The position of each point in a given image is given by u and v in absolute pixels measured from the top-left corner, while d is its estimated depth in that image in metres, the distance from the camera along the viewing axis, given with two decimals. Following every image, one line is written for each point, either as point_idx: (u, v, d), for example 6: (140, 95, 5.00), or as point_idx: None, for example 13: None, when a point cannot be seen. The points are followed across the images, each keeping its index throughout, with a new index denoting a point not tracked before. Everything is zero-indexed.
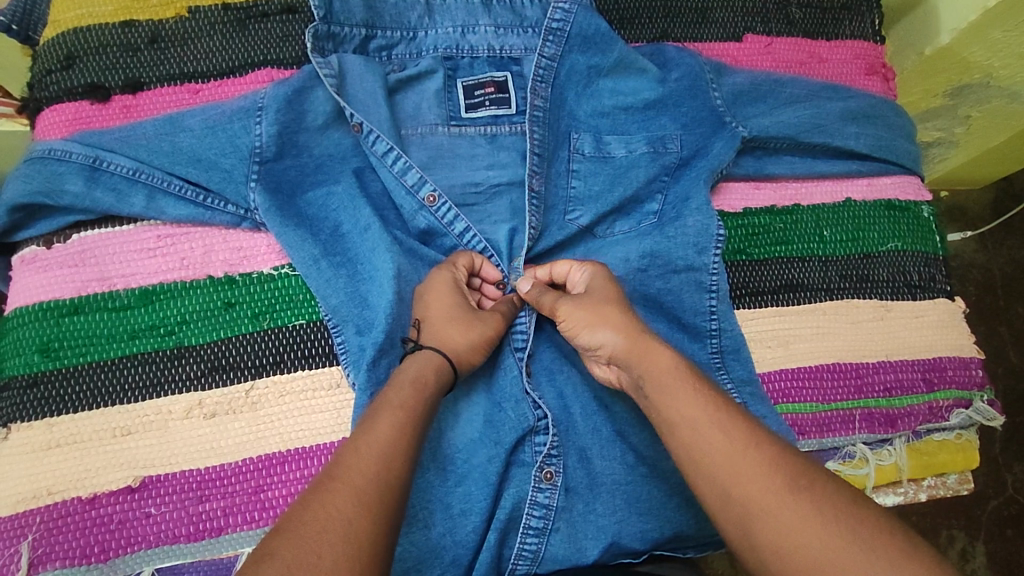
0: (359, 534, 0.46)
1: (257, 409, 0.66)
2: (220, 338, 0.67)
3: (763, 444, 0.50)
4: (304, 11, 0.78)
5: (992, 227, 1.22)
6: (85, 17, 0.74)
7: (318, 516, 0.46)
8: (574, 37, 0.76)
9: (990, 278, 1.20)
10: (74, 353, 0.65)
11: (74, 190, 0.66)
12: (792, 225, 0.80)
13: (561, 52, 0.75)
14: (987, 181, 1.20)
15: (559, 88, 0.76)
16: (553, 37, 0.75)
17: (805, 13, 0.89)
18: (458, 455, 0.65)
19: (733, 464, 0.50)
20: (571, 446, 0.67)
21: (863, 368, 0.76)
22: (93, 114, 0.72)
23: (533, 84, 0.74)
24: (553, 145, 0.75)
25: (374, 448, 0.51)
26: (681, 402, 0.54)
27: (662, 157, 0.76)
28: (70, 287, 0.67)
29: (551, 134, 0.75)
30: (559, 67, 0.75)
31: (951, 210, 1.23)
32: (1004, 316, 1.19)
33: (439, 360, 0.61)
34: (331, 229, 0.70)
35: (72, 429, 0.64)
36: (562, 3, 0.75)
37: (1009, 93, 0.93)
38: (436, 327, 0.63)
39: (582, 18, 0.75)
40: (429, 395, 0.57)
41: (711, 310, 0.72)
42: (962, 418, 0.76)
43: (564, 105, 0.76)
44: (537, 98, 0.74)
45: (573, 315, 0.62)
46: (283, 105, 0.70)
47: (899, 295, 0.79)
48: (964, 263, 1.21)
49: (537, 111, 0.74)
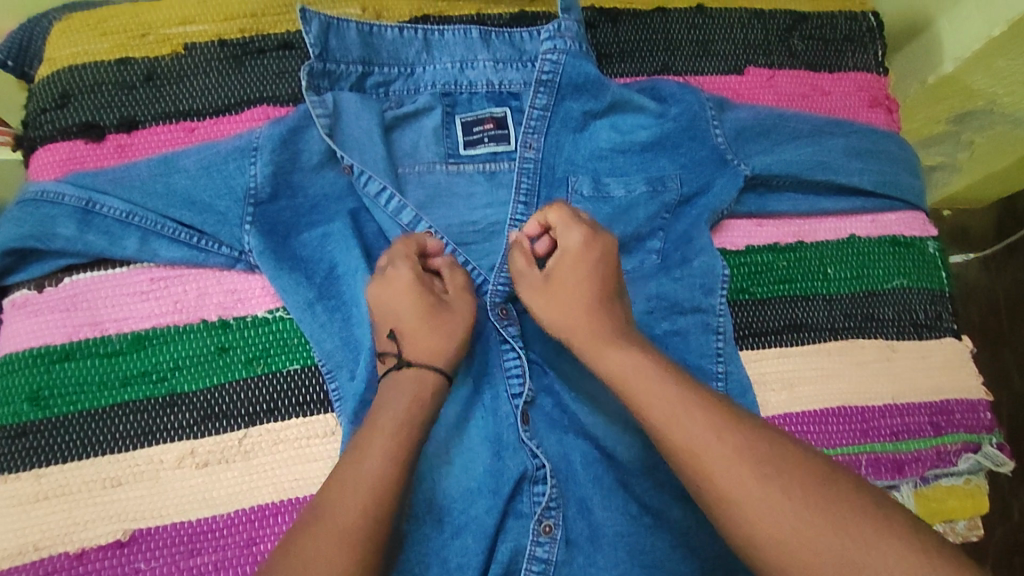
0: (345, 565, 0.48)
1: (250, 458, 0.65)
2: (214, 385, 0.66)
3: (761, 457, 0.49)
4: (300, 47, 0.77)
5: (996, 250, 1.19)
6: (80, 55, 0.74)
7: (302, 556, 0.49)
8: (565, 86, 0.75)
9: (994, 300, 1.18)
10: (63, 402, 0.64)
11: (66, 233, 0.65)
12: (796, 263, 0.78)
13: (555, 101, 0.75)
14: (990, 200, 1.18)
15: (553, 135, 0.75)
16: (544, 88, 0.74)
17: (808, 45, 0.88)
18: (454, 505, 0.64)
19: (739, 495, 0.48)
20: (571, 496, 0.65)
21: (868, 412, 0.74)
22: (86, 153, 0.71)
23: (526, 135, 0.74)
24: (546, 191, 0.74)
25: (358, 490, 0.52)
26: (699, 430, 0.51)
27: (657, 197, 0.75)
28: (61, 331, 0.66)
29: (543, 181, 0.74)
30: (552, 116, 0.75)
31: (954, 230, 1.21)
32: (1008, 338, 1.17)
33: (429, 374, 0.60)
34: (326, 270, 0.69)
35: (60, 481, 0.62)
36: (550, 51, 0.74)
37: (1014, 119, 0.91)
38: (417, 333, 0.61)
39: (571, 67, 0.74)
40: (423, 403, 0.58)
41: (718, 354, 0.71)
42: (972, 463, 0.74)
43: (558, 152, 0.75)
44: (528, 149, 0.74)
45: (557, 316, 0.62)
46: (278, 145, 0.69)
47: (905, 334, 0.78)
48: (967, 285, 1.20)
49: (528, 163, 0.74)
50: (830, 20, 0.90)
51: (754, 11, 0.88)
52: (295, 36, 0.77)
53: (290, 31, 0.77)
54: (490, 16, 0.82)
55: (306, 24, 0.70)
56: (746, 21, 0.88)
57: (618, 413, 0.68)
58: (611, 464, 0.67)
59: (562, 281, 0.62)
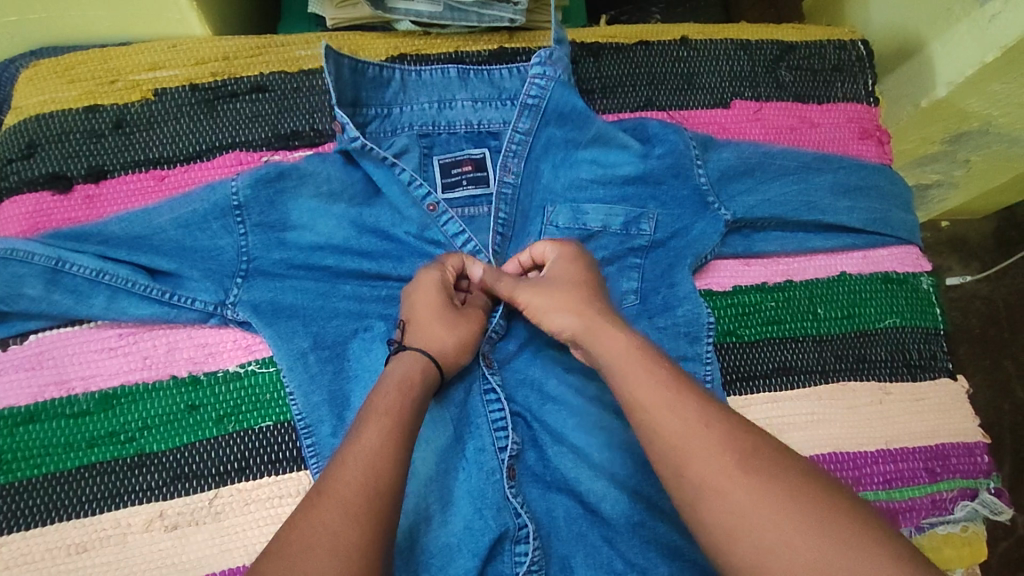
0: (345, 546, 0.45)
1: (221, 519, 0.62)
2: (185, 444, 0.64)
3: (744, 455, 0.46)
4: (274, 89, 0.75)
5: (995, 257, 1.15)
6: (48, 102, 0.73)
7: (278, 569, 0.43)
8: (550, 112, 0.73)
9: (993, 309, 1.13)
10: (29, 466, 0.63)
11: (32, 293, 0.63)
12: (785, 303, 0.76)
13: (538, 125, 0.73)
14: (989, 209, 1.14)
15: (533, 161, 0.73)
16: (528, 112, 0.73)
17: (796, 76, 0.86)
18: (433, 561, 0.61)
19: (759, 514, 0.44)
20: (553, 554, 0.63)
21: (860, 458, 0.72)
22: (55, 206, 0.70)
23: (505, 159, 0.72)
24: (522, 222, 0.73)
25: (351, 485, 0.48)
26: (713, 447, 0.47)
27: (627, 242, 0.73)
28: (26, 392, 0.64)
29: (521, 210, 0.73)
30: (534, 141, 0.73)
31: (953, 241, 1.17)
32: (1009, 349, 1.11)
33: (425, 364, 0.60)
34: (322, 321, 0.67)
35: (24, 549, 0.60)
36: (538, 77, 0.73)
37: (1010, 138, 0.89)
38: (424, 327, 0.63)
39: (559, 94, 0.73)
40: (415, 395, 0.57)
41: None
42: (968, 511, 0.72)
43: (538, 178, 0.74)
44: (507, 174, 0.72)
45: (535, 299, 0.62)
46: (265, 207, 0.67)
47: (898, 375, 0.76)
48: (966, 295, 1.14)
49: (506, 188, 0.72)
50: (818, 50, 0.88)
51: (740, 42, 0.87)
52: (268, 78, 0.76)
53: (263, 73, 0.76)
54: (469, 53, 0.81)
55: (326, 65, 0.69)
56: (731, 52, 0.86)
57: (602, 467, 0.65)
58: (595, 519, 0.64)
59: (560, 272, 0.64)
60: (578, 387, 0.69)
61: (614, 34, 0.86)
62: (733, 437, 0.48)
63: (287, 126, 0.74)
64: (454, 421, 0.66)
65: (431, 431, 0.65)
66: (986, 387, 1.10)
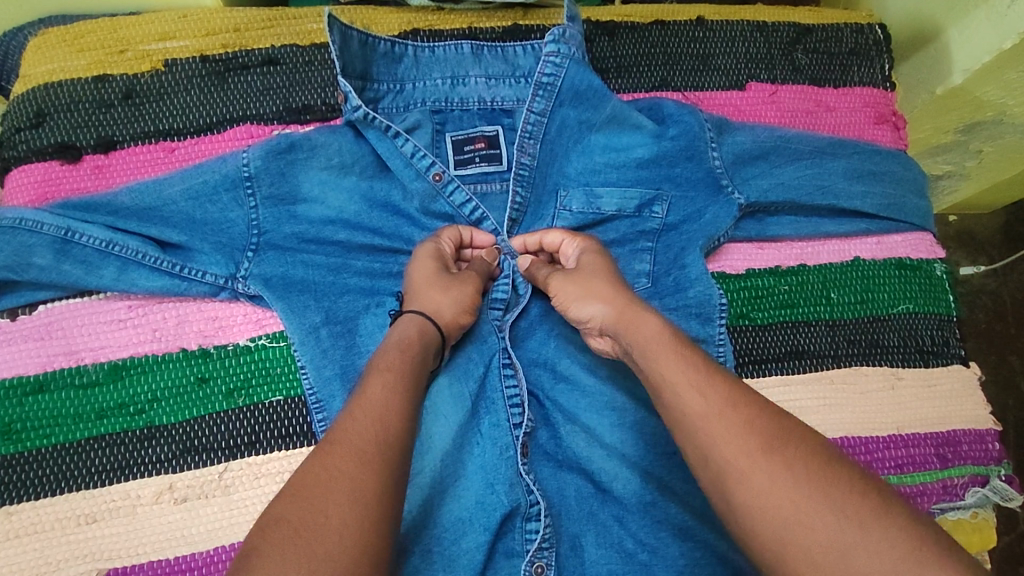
0: (366, 490, 0.45)
1: (231, 493, 0.62)
2: (193, 417, 0.64)
3: (759, 438, 0.46)
4: (285, 62, 0.74)
5: (1003, 251, 1.15)
6: (56, 71, 0.72)
7: (299, 509, 0.43)
8: (565, 91, 0.71)
9: (1000, 303, 1.13)
10: (38, 435, 0.62)
11: (42, 262, 0.62)
12: (797, 287, 0.76)
13: (552, 106, 0.71)
14: (998, 203, 1.13)
15: (549, 144, 0.72)
16: (542, 91, 0.71)
17: (812, 59, 0.86)
18: (445, 536, 0.61)
19: (774, 497, 0.43)
20: (563, 533, 0.63)
21: (872, 443, 0.71)
22: (63, 175, 0.69)
23: (521, 140, 0.71)
24: (537, 203, 0.73)
25: (364, 435, 0.48)
26: (728, 427, 0.47)
27: (639, 225, 0.73)
28: (35, 362, 0.64)
29: (536, 193, 0.73)
30: (549, 122, 0.72)
31: (961, 235, 1.16)
32: (1015, 345, 1.11)
33: (424, 322, 0.61)
34: (334, 296, 0.66)
35: (34, 519, 0.60)
36: (553, 54, 0.70)
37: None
38: (422, 293, 0.63)
39: (574, 73, 0.71)
40: (417, 348, 0.58)
41: None
42: (979, 497, 0.72)
43: (552, 162, 0.73)
44: (524, 155, 0.71)
45: (563, 288, 0.64)
46: (276, 178, 0.66)
47: (910, 361, 0.75)
48: (973, 289, 1.13)
49: (524, 168, 0.71)
50: (836, 33, 0.87)
51: (758, 24, 0.86)
52: (279, 51, 0.74)
53: (274, 45, 0.75)
54: (483, 30, 0.80)
55: (330, 33, 0.66)
56: (748, 34, 0.85)
57: (612, 447, 0.65)
58: (605, 498, 0.64)
59: (586, 263, 0.65)
60: (591, 367, 0.68)
61: (630, 13, 0.85)
62: (760, 420, 0.47)
63: (299, 100, 0.73)
64: (466, 397, 0.65)
65: (446, 406, 0.64)
66: (992, 380, 1.10)
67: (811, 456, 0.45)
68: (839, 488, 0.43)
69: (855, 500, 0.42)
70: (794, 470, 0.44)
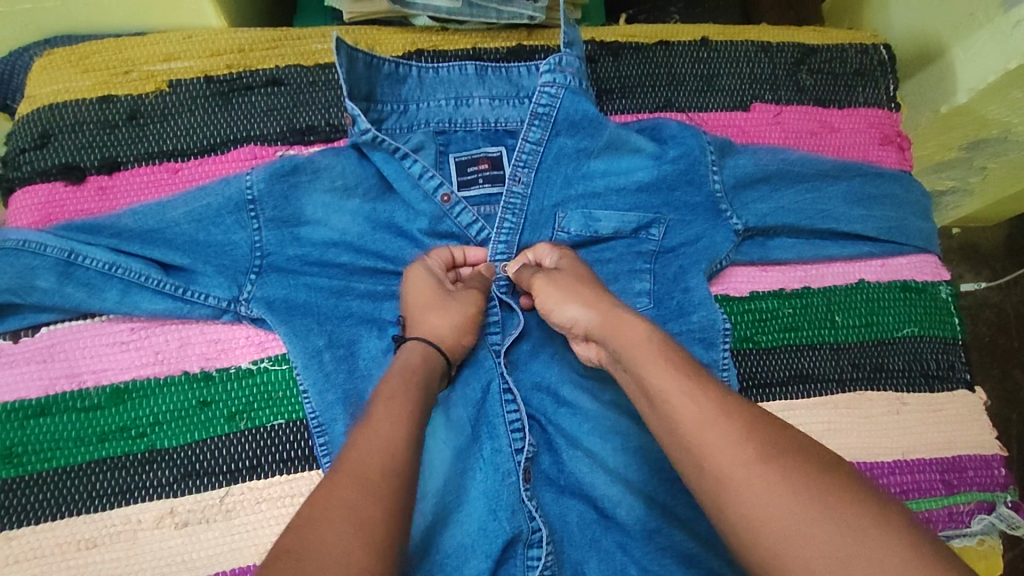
0: (365, 514, 0.45)
1: (232, 517, 0.62)
2: (195, 441, 0.63)
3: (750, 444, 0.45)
4: (290, 83, 0.74)
5: (1005, 264, 1.14)
6: (61, 92, 0.72)
7: (296, 536, 0.43)
8: (561, 122, 0.71)
9: (1003, 317, 1.12)
10: (39, 459, 0.62)
11: (45, 285, 0.62)
12: (802, 309, 0.76)
13: (549, 137, 0.71)
14: (1002, 217, 1.12)
15: (544, 171, 0.71)
16: (539, 121, 0.71)
17: (817, 80, 0.85)
18: (447, 562, 0.61)
19: (770, 505, 0.43)
20: (566, 559, 0.63)
21: (877, 468, 0.71)
22: (66, 197, 0.69)
23: (515, 169, 0.70)
24: (531, 231, 0.71)
25: (364, 461, 0.48)
26: (722, 434, 0.46)
27: (635, 246, 0.73)
28: (37, 385, 0.64)
29: (529, 220, 0.71)
30: (545, 151, 0.71)
31: (965, 249, 1.15)
32: (1017, 358, 1.10)
33: (425, 347, 0.61)
34: (339, 318, 0.66)
35: (33, 544, 0.60)
36: (548, 85, 0.71)
37: None
38: (421, 319, 0.63)
39: (569, 102, 0.71)
40: (410, 372, 0.58)
41: None
42: (985, 524, 0.71)
43: (548, 188, 0.71)
44: (517, 184, 0.70)
45: (545, 291, 0.64)
46: (280, 202, 0.66)
47: (915, 385, 0.75)
48: (976, 303, 1.13)
49: (515, 198, 0.70)
50: (840, 53, 0.87)
51: (763, 44, 0.86)
52: (283, 71, 0.74)
53: (279, 66, 0.75)
54: (487, 50, 0.80)
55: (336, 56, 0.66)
56: (752, 54, 0.85)
57: (616, 472, 0.65)
58: (609, 524, 0.64)
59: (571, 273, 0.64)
60: (592, 392, 0.68)
61: (634, 33, 0.85)
62: (753, 428, 0.47)
63: (302, 121, 0.73)
64: (467, 421, 0.65)
65: (444, 432, 0.64)
66: (995, 395, 1.09)
67: (806, 462, 0.45)
68: (833, 494, 0.43)
69: (849, 505, 0.42)
70: (788, 477, 0.44)
